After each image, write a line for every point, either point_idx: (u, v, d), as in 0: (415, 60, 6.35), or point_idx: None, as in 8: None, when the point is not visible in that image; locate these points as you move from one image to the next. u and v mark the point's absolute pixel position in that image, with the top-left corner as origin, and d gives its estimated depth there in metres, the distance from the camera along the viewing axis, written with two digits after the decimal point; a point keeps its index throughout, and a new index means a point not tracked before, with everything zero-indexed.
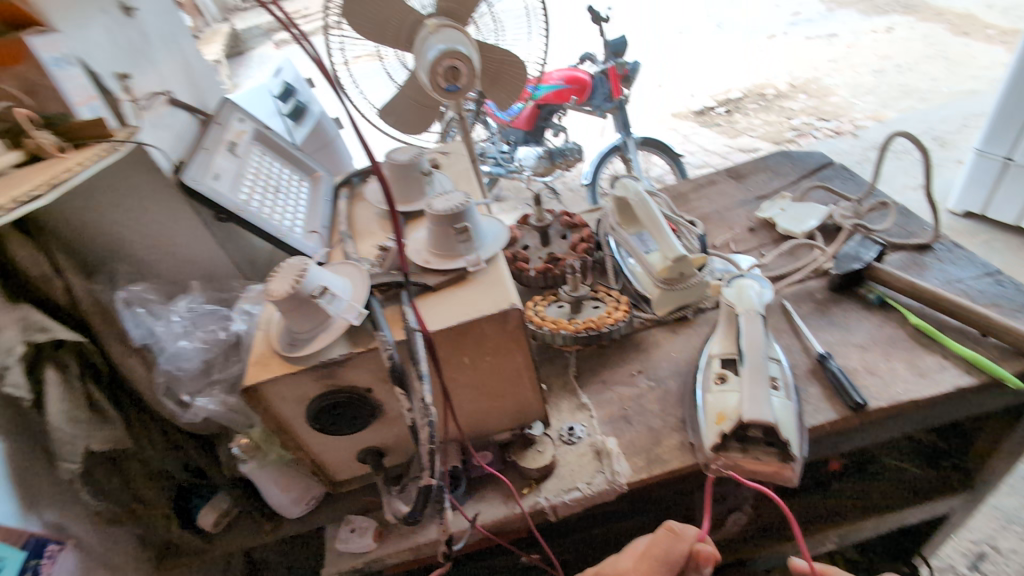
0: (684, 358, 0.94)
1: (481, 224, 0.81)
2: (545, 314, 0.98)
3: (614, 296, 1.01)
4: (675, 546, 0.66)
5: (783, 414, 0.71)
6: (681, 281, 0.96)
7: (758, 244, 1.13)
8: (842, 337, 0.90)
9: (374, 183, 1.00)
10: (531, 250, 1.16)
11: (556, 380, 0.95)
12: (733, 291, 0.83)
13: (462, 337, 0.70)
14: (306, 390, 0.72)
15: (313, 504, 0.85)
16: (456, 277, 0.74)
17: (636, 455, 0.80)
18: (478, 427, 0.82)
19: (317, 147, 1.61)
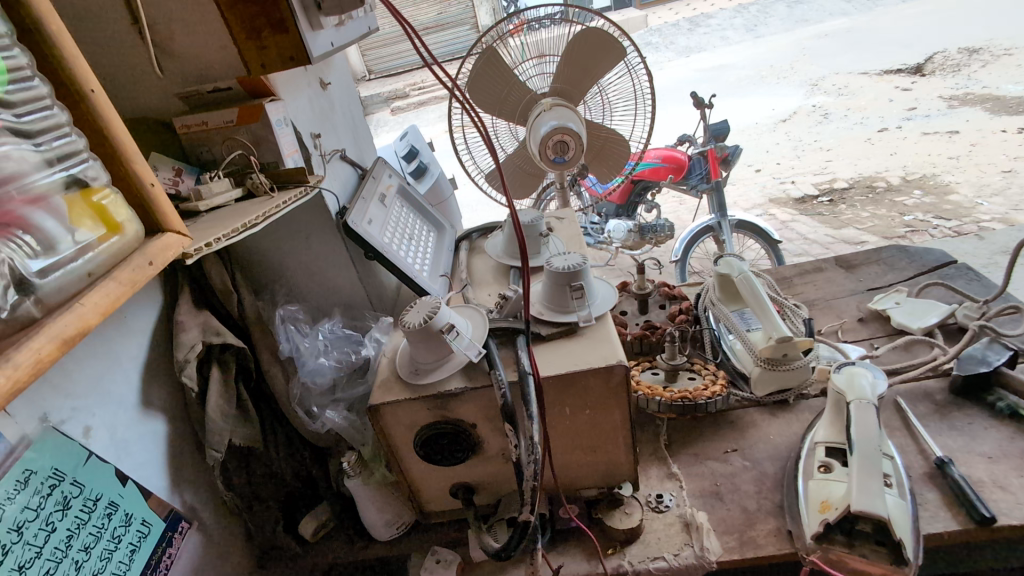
0: (784, 443, 0.91)
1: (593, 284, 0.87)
2: (641, 379, 1.01)
3: (712, 370, 1.01)
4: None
5: (898, 513, 0.68)
6: (784, 362, 0.95)
7: (869, 336, 1.10)
8: (966, 444, 0.84)
9: (495, 238, 1.11)
10: (628, 315, 1.21)
11: (646, 446, 0.95)
12: (844, 377, 0.80)
13: (567, 387, 0.74)
14: (419, 417, 0.78)
15: (402, 530, 0.90)
16: (567, 330, 0.80)
17: (728, 534, 0.78)
18: (567, 479, 0.83)
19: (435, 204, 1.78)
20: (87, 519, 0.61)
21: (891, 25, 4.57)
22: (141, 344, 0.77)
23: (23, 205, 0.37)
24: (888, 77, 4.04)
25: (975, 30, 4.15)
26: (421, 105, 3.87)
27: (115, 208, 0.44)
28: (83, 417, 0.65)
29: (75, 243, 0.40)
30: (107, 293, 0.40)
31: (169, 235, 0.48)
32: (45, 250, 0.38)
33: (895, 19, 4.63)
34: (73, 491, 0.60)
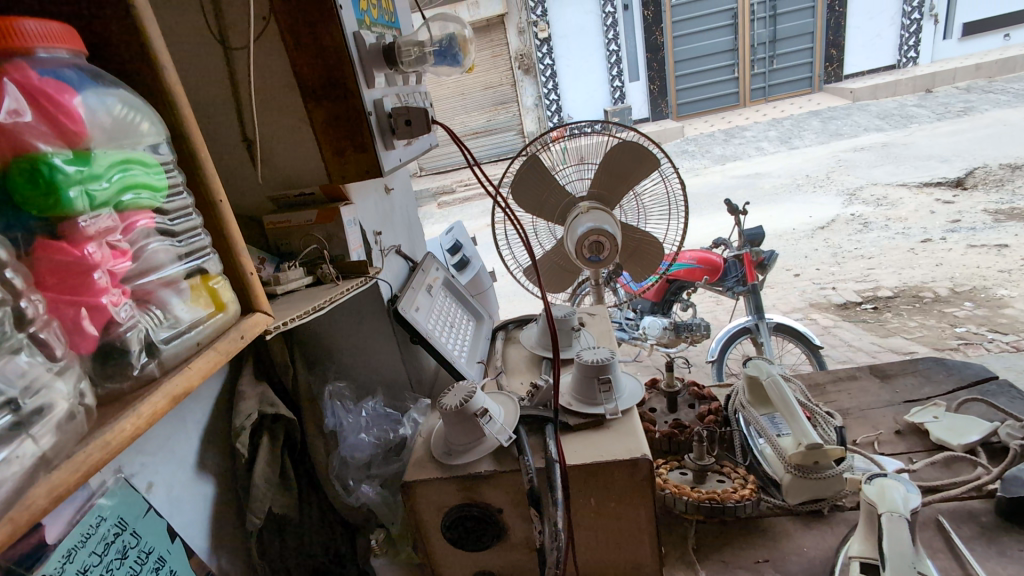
0: (819, 557, 0.88)
1: (621, 380, 0.92)
2: (667, 478, 1.01)
3: (741, 474, 1.01)
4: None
5: None
6: (816, 469, 0.93)
7: (907, 449, 1.08)
8: (1017, 572, 0.80)
9: (529, 330, 1.19)
10: (657, 413, 1.22)
11: (673, 549, 0.94)
12: (875, 489, 0.78)
13: (593, 478, 0.77)
14: (449, 499, 0.81)
15: None
16: (594, 422, 0.84)
17: None
18: (591, 574, 0.83)
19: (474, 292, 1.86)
20: (140, 571, 0.66)
21: (927, 143, 4.72)
22: (206, 409, 0.85)
23: (159, 287, 0.49)
24: (928, 190, 4.10)
25: (1015, 149, 4.23)
26: (468, 200, 4.17)
27: (222, 291, 0.54)
28: (149, 472, 0.72)
29: (191, 317, 0.50)
30: (208, 359, 0.49)
31: (257, 314, 0.57)
32: (168, 322, 0.48)
33: (932, 137, 4.78)
34: (132, 541, 0.66)
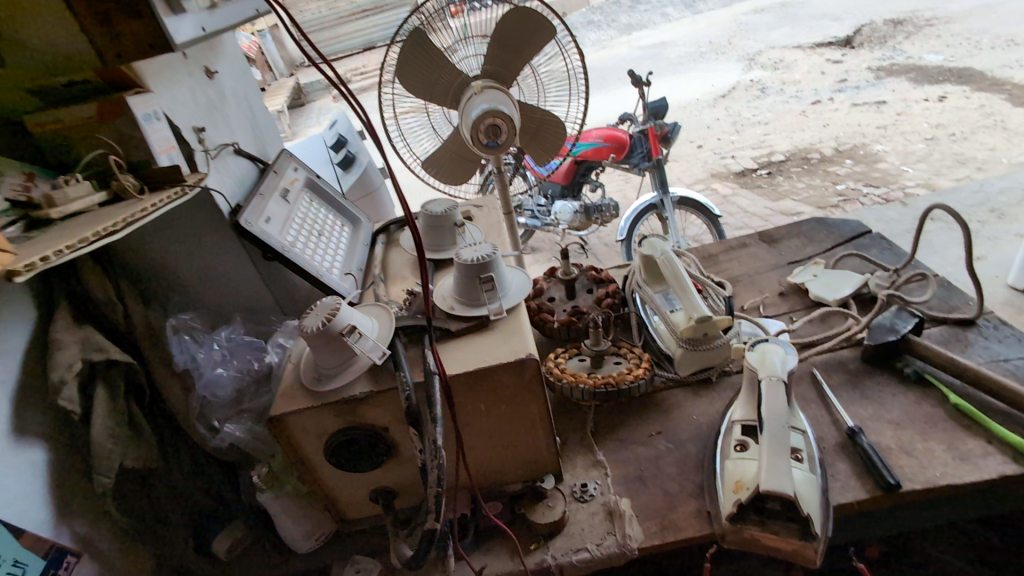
0: (707, 423, 0.91)
1: (507, 275, 0.85)
2: (565, 367, 0.99)
3: (636, 353, 1.01)
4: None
5: (806, 488, 0.69)
6: (705, 341, 0.94)
7: (788, 309, 1.12)
8: (874, 411, 0.86)
9: (411, 230, 1.07)
10: (556, 302, 1.18)
11: (573, 434, 0.94)
12: (756, 356, 0.80)
13: (479, 383, 0.72)
14: (329, 426, 0.74)
15: (323, 540, 0.86)
16: (478, 325, 0.77)
17: (650, 519, 0.78)
18: (487, 475, 0.82)
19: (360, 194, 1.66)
20: None
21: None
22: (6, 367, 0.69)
23: None
24: (820, 50, 4.15)
25: (898, 4, 4.33)
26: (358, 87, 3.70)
27: None
28: None
29: None
30: None
31: None
32: None
33: None
34: None
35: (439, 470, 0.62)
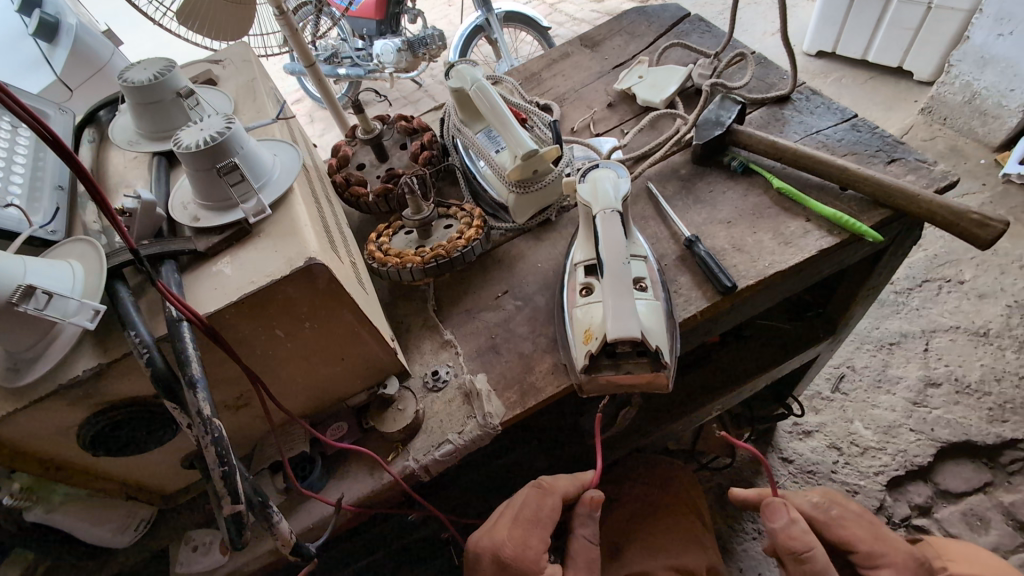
0: (552, 268, 0.83)
1: (261, 154, 0.63)
2: (389, 247, 0.83)
3: (467, 210, 0.86)
4: (544, 503, 0.67)
5: (652, 319, 0.65)
6: (535, 181, 0.83)
7: (618, 121, 1.02)
8: (708, 214, 0.82)
9: (124, 116, 0.78)
10: (367, 169, 0.99)
11: (415, 319, 0.82)
12: (587, 187, 0.71)
13: (259, 309, 0.55)
14: (62, 420, 0.54)
15: (146, 527, 0.71)
16: (238, 234, 0.57)
17: (508, 389, 0.72)
18: (318, 398, 0.70)
19: (88, 77, 1.14)
20: None
21: None
22: None
23: None
24: None
25: None
26: None
27: None
28: None
29: None
30: None
31: None
32: None
33: None
34: None
35: (218, 445, 0.45)
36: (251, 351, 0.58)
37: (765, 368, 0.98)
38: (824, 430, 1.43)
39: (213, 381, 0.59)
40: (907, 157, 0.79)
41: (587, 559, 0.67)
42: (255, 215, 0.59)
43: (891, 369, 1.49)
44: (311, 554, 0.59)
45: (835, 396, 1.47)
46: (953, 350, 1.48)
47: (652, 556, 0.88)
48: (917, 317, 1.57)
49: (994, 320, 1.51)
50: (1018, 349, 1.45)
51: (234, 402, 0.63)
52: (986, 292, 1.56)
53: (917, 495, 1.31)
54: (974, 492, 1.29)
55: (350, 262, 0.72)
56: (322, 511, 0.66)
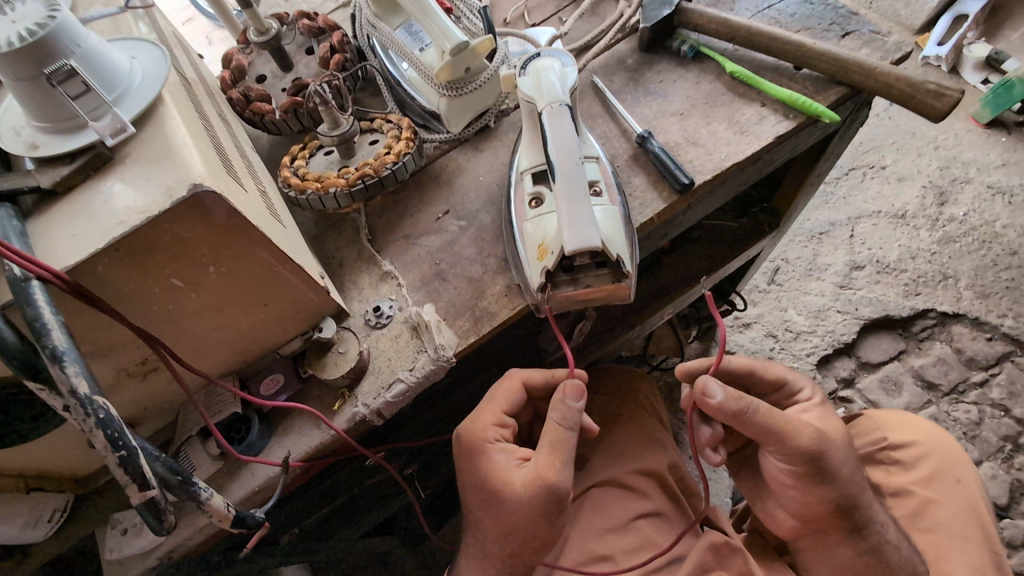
0: (495, 180, 0.74)
1: (109, 54, 0.51)
2: (307, 171, 0.70)
3: (394, 121, 0.74)
4: (503, 387, 0.67)
5: (610, 225, 0.60)
6: (469, 80, 0.71)
7: (555, 8, 0.90)
8: (660, 107, 0.76)
9: None
10: (270, 82, 0.83)
11: (347, 252, 0.72)
12: (530, 80, 0.63)
13: (141, 255, 0.46)
14: None
15: (62, 518, 0.62)
16: (94, 161, 0.47)
17: (460, 317, 0.65)
18: (244, 352, 0.61)
19: None
20: None
21: None
22: None
23: None
24: None
25: None
26: None
27: None
28: None
29: None
30: None
31: None
32: None
33: None
34: None
35: (103, 428, 0.37)
36: (143, 307, 0.50)
37: (717, 268, 0.97)
38: (761, 321, 1.47)
39: (105, 345, 0.50)
40: (861, 29, 0.75)
41: (553, 438, 0.60)
42: (112, 135, 0.48)
43: (821, 258, 1.53)
44: (259, 520, 0.53)
45: (771, 288, 1.51)
46: (876, 233, 1.54)
47: (615, 462, 0.84)
48: (844, 205, 1.61)
49: (912, 201, 1.57)
50: (932, 226, 1.52)
51: (138, 365, 0.54)
52: (906, 175, 1.62)
53: (842, 369, 1.39)
54: (891, 360, 1.37)
55: (259, 190, 0.61)
56: (267, 472, 0.60)
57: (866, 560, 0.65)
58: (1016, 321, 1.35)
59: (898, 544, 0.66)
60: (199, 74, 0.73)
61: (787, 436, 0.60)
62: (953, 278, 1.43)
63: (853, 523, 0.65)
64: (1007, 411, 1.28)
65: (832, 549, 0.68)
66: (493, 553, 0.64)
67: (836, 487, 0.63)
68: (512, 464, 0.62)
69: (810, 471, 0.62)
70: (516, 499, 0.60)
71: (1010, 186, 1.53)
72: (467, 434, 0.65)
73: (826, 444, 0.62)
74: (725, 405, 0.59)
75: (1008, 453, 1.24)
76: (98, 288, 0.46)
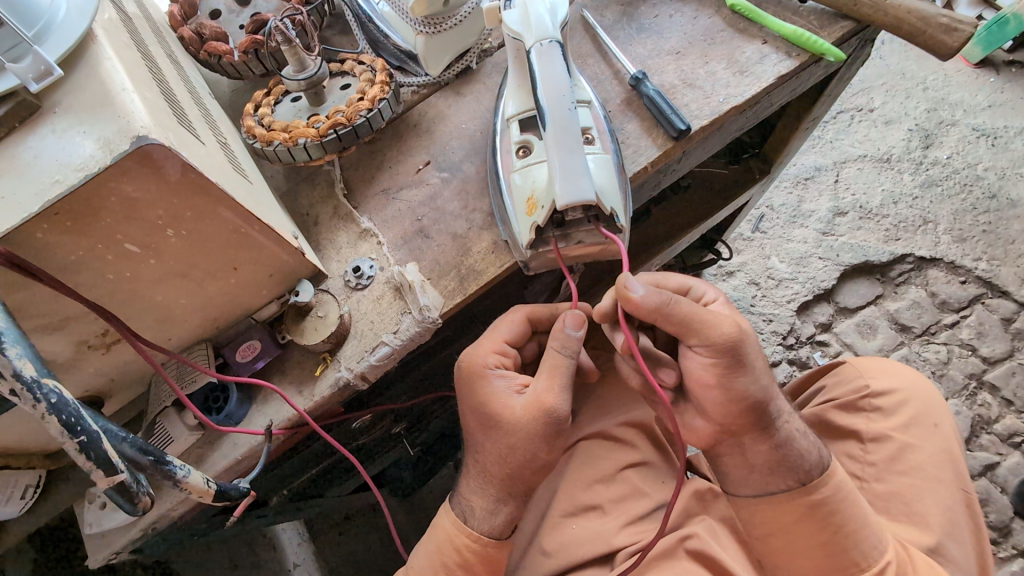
0: (479, 127, 0.69)
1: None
2: (273, 120, 0.64)
3: (367, 63, 0.67)
4: (506, 318, 0.61)
5: (604, 177, 0.56)
6: (448, 15, 0.65)
7: None
8: (655, 45, 0.70)
9: None
10: (225, 17, 0.74)
11: (323, 208, 0.67)
12: (517, 15, 0.57)
13: (85, 218, 0.41)
14: None
15: (36, 494, 0.59)
16: (21, 111, 0.42)
17: (445, 277, 0.62)
18: (215, 319, 0.57)
19: None
20: None
21: None
22: None
23: None
24: None
25: None
26: None
27: None
28: None
29: None
30: None
31: None
32: None
33: None
34: None
35: (57, 411, 0.34)
36: (96, 276, 0.45)
37: (707, 218, 0.94)
38: (744, 269, 1.46)
39: (60, 317, 0.47)
40: None
41: (552, 362, 0.55)
42: (38, 78, 0.43)
43: (805, 204, 1.51)
44: (242, 490, 0.51)
45: (755, 236, 1.50)
46: (861, 177, 1.52)
47: (604, 415, 0.82)
48: (830, 149, 1.58)
49: (897, 144, 1.55)
50: (915, 170, 1.50)
51: (100, 337, 0.50)
52: (893, 117, 1.59)
53: (821, 315, 1.40)
54: (868, 305, 1.39)
55: (219, 143, 0.56)
56: (249, 442, 0.57)
57: (781, 454, 0.58)
58: (991, 265, 1.37)
59: (805, 438, 0.60)
60: (142, 8, 0.64)
61: (706, 326, 0.55)
62: (932, 222, 1.43)
63: (766, 417, 0.57)
64: (975, 351, 1.32)
65: (746, 448, 0.59)
66: (493, 477, 0.58)
67: (754, 376, 0.56)
68: (512, 392, 0.57)
69: (732, 360, 0.55)
70: (513, 423, 0.55)
71: (995, 129, 1.52)
72: (465, 363, 0.60)
73: (744, 331, 0.56)
74: (647, 300, 0.55)
75: (973, 390, 1.29)
76: (41, 255, 0.42)
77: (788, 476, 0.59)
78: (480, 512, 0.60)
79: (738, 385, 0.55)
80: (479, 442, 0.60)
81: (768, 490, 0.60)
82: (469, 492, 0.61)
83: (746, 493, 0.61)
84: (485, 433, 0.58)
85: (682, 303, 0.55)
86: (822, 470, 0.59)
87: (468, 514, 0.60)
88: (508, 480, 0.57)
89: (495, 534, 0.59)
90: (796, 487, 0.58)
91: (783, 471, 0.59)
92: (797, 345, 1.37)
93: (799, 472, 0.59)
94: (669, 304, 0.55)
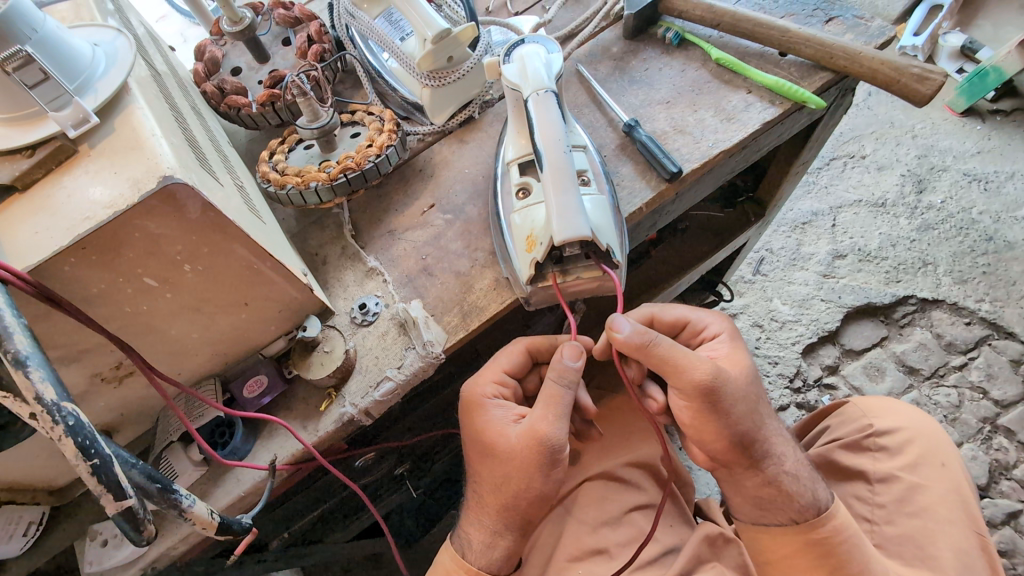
0: (480, 172, 0.73)
1: (69, 42, 0.49)
2: (286, 165, 0.68)
3: (376, 113, 0.72)
4: (508, 349, 0.63)
5: (600, 216, 0.58)
6: (451, 70, 0.70)
7: None
8: (646, 95, 0.75)
9: None
10: (245, 74, 0.80)
11: (331, 248, 0.70)
12: (515, 69, 0.62)
13: (109, 254, 0.44)
14: None
15: (38, 531, 0.59)
16: (57, 155, 0.46)
17: (448, 313, 0.63)
18: (223, 353, 0.59)
19: None
20: None
21: None
22: None
23: None
24: None
25: None
26: None
27: None
28: None
29: None
30: None
31: None
32: None
33: None
34: None
35: (70, 434, 0.35)
36: (114, 307, 0.48)
37: (705, 258, 0.96)
38: (747, 311, 1.48)
39: (77, 349, 0.48)
40: (845, 15, 0.77)
41: (549, 393, 0.55)
42: (75, 126, 0.47)
43: (804, 247, 1.54)
44: (245, 526, 0.50)
45: (756, 279, 1.52)
46: (858, 221, 1.55)
47: (610, 455, 0.81)
48: (826, 194, 1.62)
49: (891, 189, 1.59)
50: (911, 215, 1.54)
51: (113, 369, 0.52)
52: (886, 164, 1.64)
53: (828, 357, 1.40)
54: (874, 346, 1.39)
55: (236, 186, 0.59)
56: (254, 477, 0.57)
57: (768, 492, 0.62)
58: (993, 306, 1.38)
59: (798, 475, 0.62)
60: (171, 66, 0.70)
61: (680, 369, 0.57)
62: (931, 264, 1.45)
63: (754, 454, 0.60)
64: (986, 394, 1.30)
65: (739, 480, 0.63)
66: (490, 509, 0.58)
67: (731, 422, 0.58)
68: (509, 421, 0.58)
69: (708, 402, 0.57)
70: (509, 453, 0.56)
71: (986, 174, 1.56)
72: (466, 392, 0.61)
73: (722, 374, 0.57)
74: (631, 338, 0.58)
75: (988, 434, 1.27)
76: (63, 288, 0.44)
77: (782, 513, 0.62)
78: (477, 545, 0.60)
79: (724, 425, 0.58)
80: (476, 469, 0.60)
81: (763, 521, 0.64)
82: (467, 525, 0.61)
83: (744, 519, 0.66)
84: (484, 463, 0.59)
85: (667, 344, 0.57)
86: (819, 511, 0.61)
87: (465, 547, 0.60)
88: (505, 511, 0.57)
89: (493, 569, 0.59)
90: (790, 525, 0.62)
91: (774, 508, 0.62)
92: (805, 387, 1.37)
93: (791, 511, 0.62)
94: (650, 347, 0.57)
